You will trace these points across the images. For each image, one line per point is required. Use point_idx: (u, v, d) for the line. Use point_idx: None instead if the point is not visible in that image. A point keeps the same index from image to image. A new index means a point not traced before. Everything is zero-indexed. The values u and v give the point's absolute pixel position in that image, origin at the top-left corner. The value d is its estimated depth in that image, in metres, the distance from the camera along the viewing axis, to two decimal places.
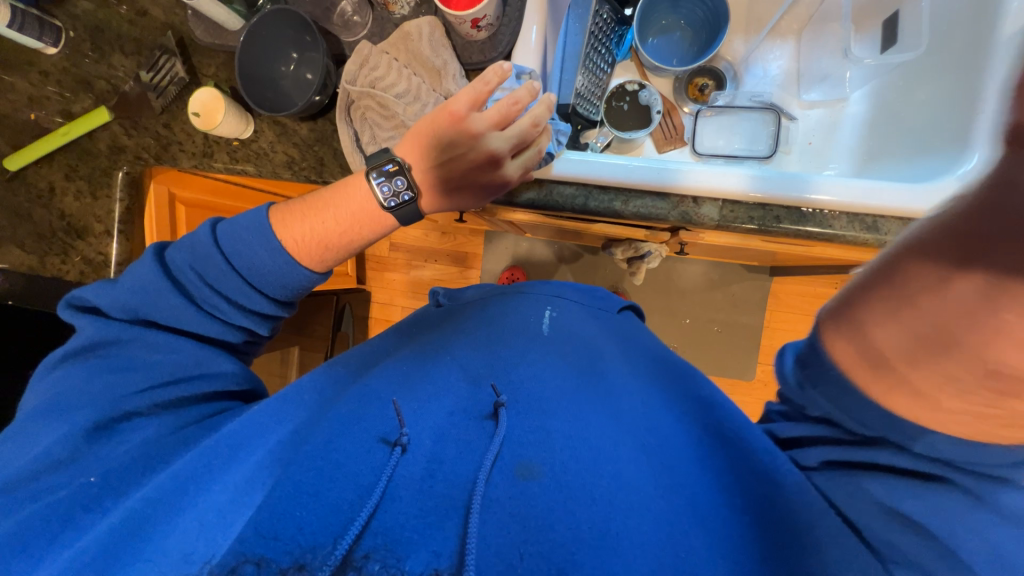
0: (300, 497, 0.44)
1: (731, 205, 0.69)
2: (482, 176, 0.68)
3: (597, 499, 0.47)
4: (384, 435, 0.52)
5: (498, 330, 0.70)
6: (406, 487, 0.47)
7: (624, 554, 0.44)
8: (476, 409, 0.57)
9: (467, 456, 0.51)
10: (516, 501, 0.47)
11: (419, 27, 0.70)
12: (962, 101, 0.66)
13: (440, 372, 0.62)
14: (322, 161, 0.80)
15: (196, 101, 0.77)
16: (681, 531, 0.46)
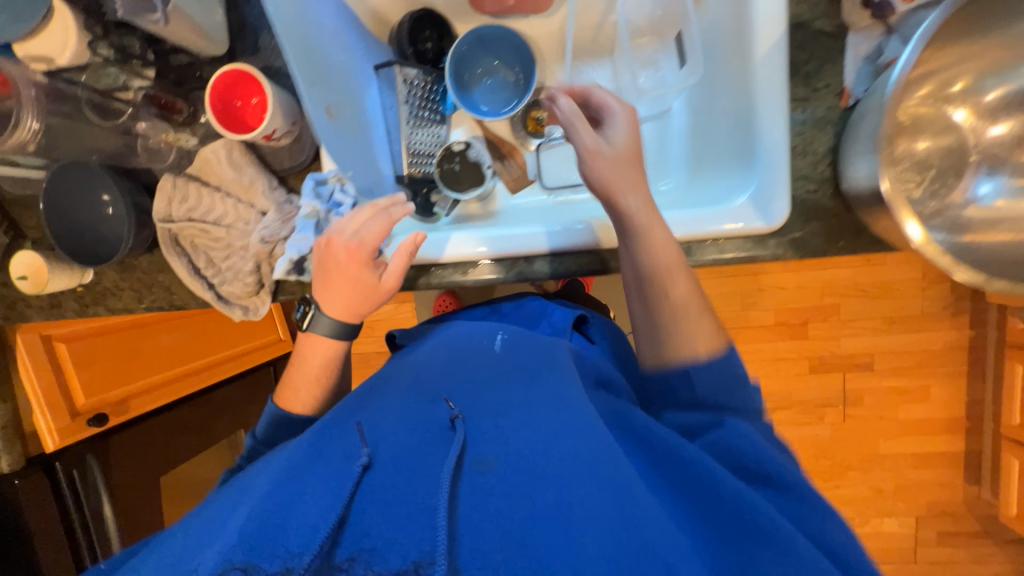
0: (292, 507, 0.40)
1: (560, 258, 0.72)
2: (345, 279, 0.59)
3: (585, 512, 0.41)
4: (344, 452, 0.45)
5: (454, 354, 0.61)
6: (381, 492, 0.42)
7: (592, 558, 0.38)
8: (428, 427, 0.49)
9: (416, 471, 0.43)
10: (482, 501, 0.42)
11: (214, 151, 0.68)
12: (744, 118, 0.69)
13: (378, 398, 0.53)
14: (170, 288, 0.79)
15: (19, 265, 0.75)
16: (639, 519, 0.41)
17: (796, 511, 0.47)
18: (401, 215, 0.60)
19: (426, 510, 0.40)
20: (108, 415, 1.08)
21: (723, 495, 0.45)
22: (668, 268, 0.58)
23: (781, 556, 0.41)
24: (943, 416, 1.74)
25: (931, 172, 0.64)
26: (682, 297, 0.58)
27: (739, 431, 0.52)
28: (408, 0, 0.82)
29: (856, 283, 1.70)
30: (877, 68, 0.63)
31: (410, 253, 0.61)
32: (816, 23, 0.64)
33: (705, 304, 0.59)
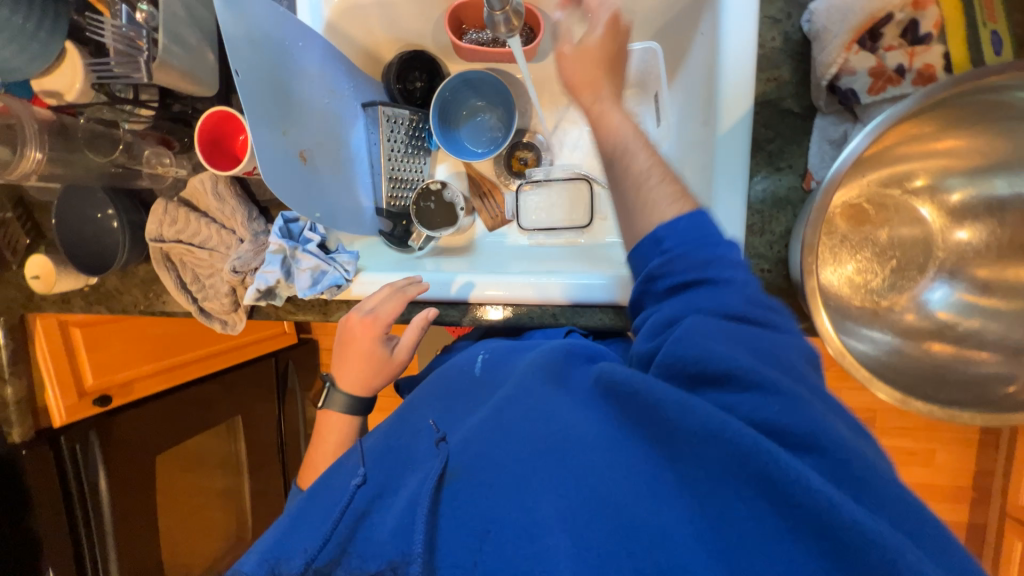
0: (291, 532, 0.47)
1: (514, 308, 0.74)
2: (360, 353, 0.68)
3: (553, 514, 0.38)
4: (343, 479, 0.51)
5: (446, 387, 0.61)
6: (372, 523, 0.45)
7: (547, 533, 0.36)
8: (411, 451, 0.51)
9: (398, 494, 0.46)
10: (456, 506, 0.41)
11: (202, 182, 0.74)
12: (705, 188, 0.68)
13: (370, 437, 0.58)
14: (163, 296, 0.85)
15: (35, 266, 0.83)
16: (601, 486, 0.38)
17: (820, 437, 0.36)
18: (415, 292, 0.69)
19: (401, 527, 0.42)
20: (111, 396, 1.18)
21: (709, 437, 0.36)
22: (659, 236, 0.47)
23: (775, 500, 0.33)
24: (946, 483, 1.57)
25: (891, 263, 0.62)
26: (687, 244, 0.46)
27: (719, 325, 0.41)
28: (401, 41, 0.85)
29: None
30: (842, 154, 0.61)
31: (421, 327, 0.70)
32: (784, 101, 0.63)
33: (716, 237, 0.46)
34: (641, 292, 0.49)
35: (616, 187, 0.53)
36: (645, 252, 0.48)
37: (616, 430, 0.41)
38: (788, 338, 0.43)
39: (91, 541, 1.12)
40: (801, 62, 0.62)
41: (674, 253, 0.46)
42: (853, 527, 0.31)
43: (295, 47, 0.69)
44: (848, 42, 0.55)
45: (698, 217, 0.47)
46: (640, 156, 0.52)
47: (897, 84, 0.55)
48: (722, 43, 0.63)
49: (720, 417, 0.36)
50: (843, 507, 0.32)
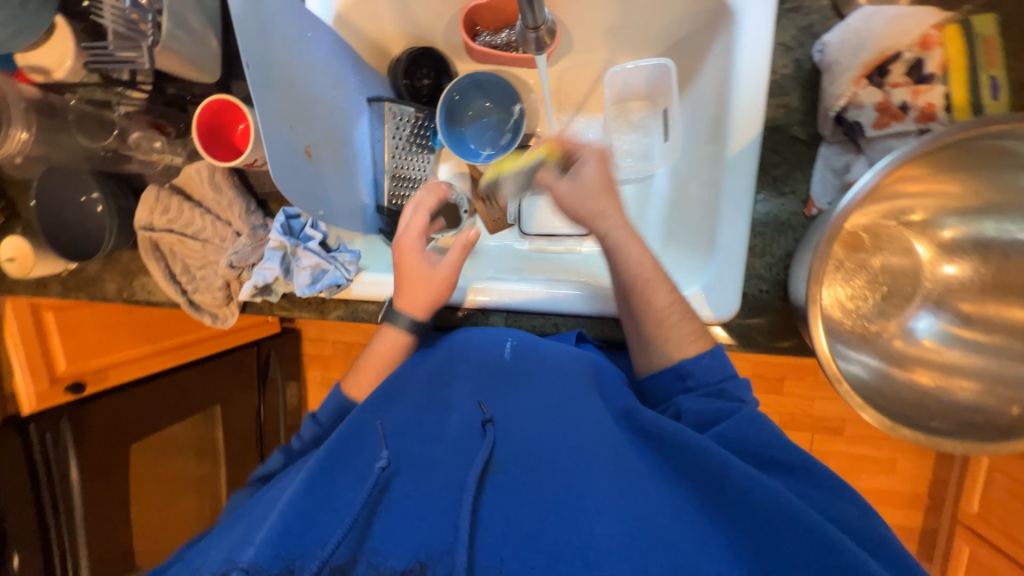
0: (319, 508, 0.53)
1: (515, 316, 0.73)
2: (408, 267, 0.68)
3: (597, 527, 0.49)
4: (371, 459, 0.57)
5: (474, 360, 0.65)
6: (400, 503, 0.53)
7: (599, 548, 0.47)
8: (448, 434, 0.59)
9: (435, 475, 0.55)
10: (510, 505, 0.52)
11: (198, 171, 0.71)
12: (710, 209, 0.70)
13: (395, 408, 0.61)
14: (149, 286, 0.82)
15: (9, 248, 0.79)
16: (649, 515, 0.49)
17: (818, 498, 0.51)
18: (432, 200, 0.73)
19: (450, 510, 0.52)
20: (86, 383, 1.12)
21: (752, 497, 0.48)
22: (687, 371, 0.62)
23: (796, 535, 0.46)
24: (904, 492, 1.56)
25: (881, 291, 0.65)
26: (706, 384, 0.61)
27: (743, 422, 0.56)
28: (411, 36, 0.83)
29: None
30: (843, 183, 0.63)
31: (468, 244, 0.69)
32: (791, 128, 0.65)
33: (733, 374, 0.62)
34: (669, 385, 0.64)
35: (636, 313, 0.64)
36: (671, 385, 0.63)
37: (659, 471, 0.54)
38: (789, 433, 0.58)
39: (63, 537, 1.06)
40: (810, 91, 0.64)
41: (695, 384, 0.61)
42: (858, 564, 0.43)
43: (304, 38, 0.66)
44: (858, 77, 0.57)
45: (717, 352, 0.62)
46: (659, 296, 0.63)
47: (901, 121, 0.57)
48: (737, 66, 0.64)
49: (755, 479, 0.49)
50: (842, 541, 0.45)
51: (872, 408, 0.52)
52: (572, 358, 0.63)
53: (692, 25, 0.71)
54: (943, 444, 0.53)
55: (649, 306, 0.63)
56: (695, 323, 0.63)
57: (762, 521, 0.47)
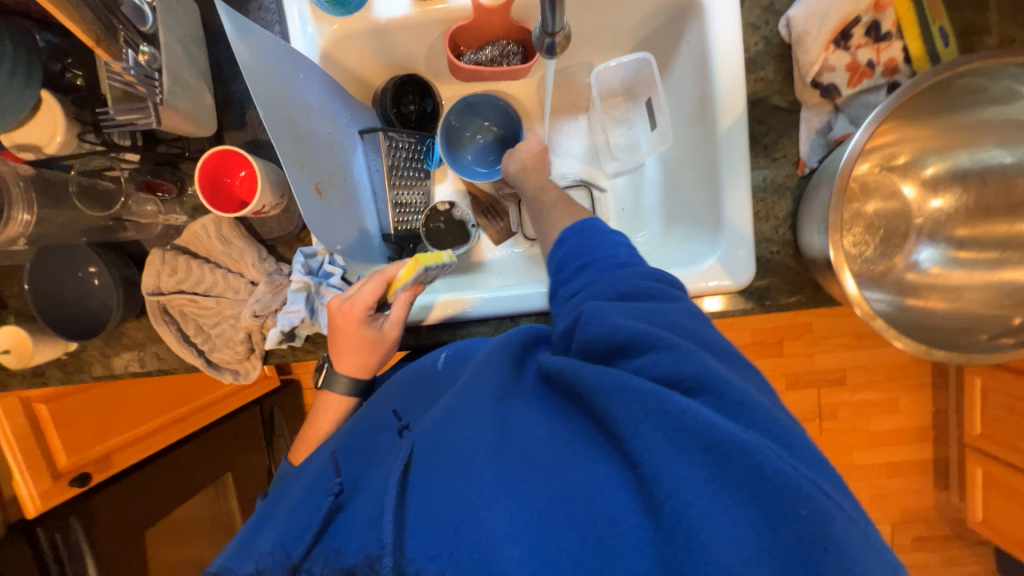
0: (260, 546, 0.48)
1: (543, 317, 0.75)
2: (356, 335, 0.65)
3: (495, 488, 0.38)
4: (308, 492, 0.51)
5: (417, 383, 0.60)
6: (331, 526, 0.45)
7: (492, 511, 0.37)
8: (379, 445, 0.53)
9: (364, 493, 0.47)
10: (421, 488, 0.42)
11: (204, 227, 0.70)
12: (709, 184, 0.73)
13: (329, 445, 0.58)
14: (160, 356, 0.78)
15: (4, 340, 0.74)
16: (540, 458, 0.40)
17: (703, 383, 0.39)
18: (395, 271, 0.65)
19: (370, 527, 0.42)
20: (91, 473, 1.03)
21: (641, 404, 0.37)
22: (562, 241, 0.58)
23: (673, 434, 0.36)
24: (912, 428, 1.61)
25: (879, 234, 0.70)
26: (585, 245, 0.56)
27: (614, 308, 0.46)
28: (392, 66, 0.85)
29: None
30: (827, 141, 0.68)
31: (409, 300, 0.66)
32: (771, 98, 0.70)
33: (611, 239, 0.55)
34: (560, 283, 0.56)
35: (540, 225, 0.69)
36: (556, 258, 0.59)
37: (549, 412, 0.44)
38: (690, 307, 0.48)
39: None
40: (781, 63, 0.69)
41: (576, 253, 0.56)
42: (754, 463, 0.34)
43: (297, 79, 0.67)
44: (826, 43, 0.63)
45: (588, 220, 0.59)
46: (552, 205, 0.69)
47: (870, 76, 0.64)
48: (711, 50, 0.69)
49: (622, 384, 0.38)
50: (741, 439, 0.35)
51: (904, 337, 0.56)
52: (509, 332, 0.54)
53: (659, 19, 0.76)
54: (978, 359, 0.56)
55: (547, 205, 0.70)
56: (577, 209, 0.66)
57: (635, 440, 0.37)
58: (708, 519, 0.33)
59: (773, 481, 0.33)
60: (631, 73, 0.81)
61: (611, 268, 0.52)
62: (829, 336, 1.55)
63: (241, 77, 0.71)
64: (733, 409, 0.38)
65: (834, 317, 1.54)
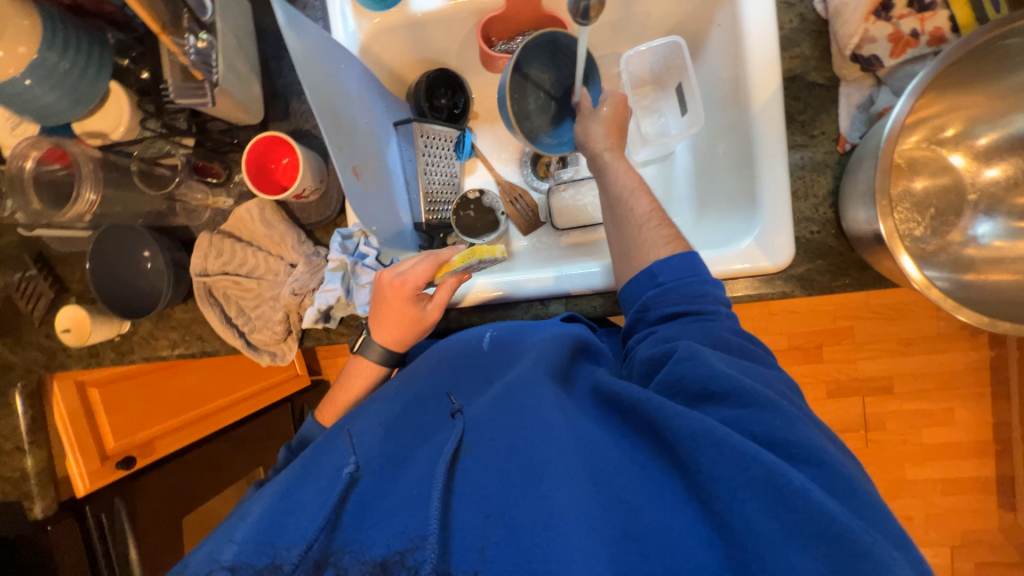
0: (282, 519, 0.47)
1: (573, 300, 0.75)
2: (402, 311, 0.65)
3: (564, 504, 0.42)
4: (335, 465, 0.51)
5: (457, 368, 0.60)
6: (364, 501, 0.48)
7: (563, 529, 0.40)
8: (422, 426, 0.54)
9: (405, 469, 0.49)
10: (480, 485, 0.45)
11: (248, 210, 0.73)
12: (744, 166, 0.72)
13: (368, 408, 0.59)
14: (202, 336, 0.81)
15: (65, 318, 0.80)
16: (613, 481, 0.43)
17: (792, 437, 0.43)
18: (450, 256, 0.64)
19: (416, 502, 0.45)
20: (135, 458, 1.01)
21: (727, 454, 0.41)
22: (655, 271, 0.58)
23: (744, 479, 0.40)
24: (969, 441, 1.48)
25: (930, 211, 0.68)
26: (677, 278, 0.57)
27: (712, 355, 0.49)
28: (425, 61, 0.88)
29: (871, 303, 1.43)
30: (869, 116, 0.66)
31: (455, 286, 0.65)
32: (808, 75, 0.69)
33: (704, 282, 0.57)
34: (639, 317, 0.59)
35: (620, 225, 0.64)
36: (641, 283, 0.59)
37: (621, 438, 0.48)
38: (773, 371, 0.52)
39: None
40: (818, 39, 0.68)
41: (668, 285, 0.57)
42: (831, 518, 0.37)
43: (338, 69, 0.70)
44: (866, 14, 0.62)
45: (687, 255, 0.58)
46: (642, 202, 0.64)
47: (915, 45, 0.62)
48: (745, 29, 0.68)
49: (714, 428, 0.42)
50: (814, 496, 0.38)
51: (965, 310, 0.54)
52: (555, 336, 0.57)
53: (692, 3, 0.76)
54: None
55: (636, 214, 0.64)
56: (671, 229, 0.62)
57: (714, 478, 0.41)
58: (774, 557, 0.37)
59: (835, 532, 0.37)
60: (660, 59, 0.81)
61: (710, 314, 0.55)
62: (872, 342, 1.46)
63: (286, 70, 0.75)
64: (812, 466, 0.42)
65: (881, 321, 1.45)
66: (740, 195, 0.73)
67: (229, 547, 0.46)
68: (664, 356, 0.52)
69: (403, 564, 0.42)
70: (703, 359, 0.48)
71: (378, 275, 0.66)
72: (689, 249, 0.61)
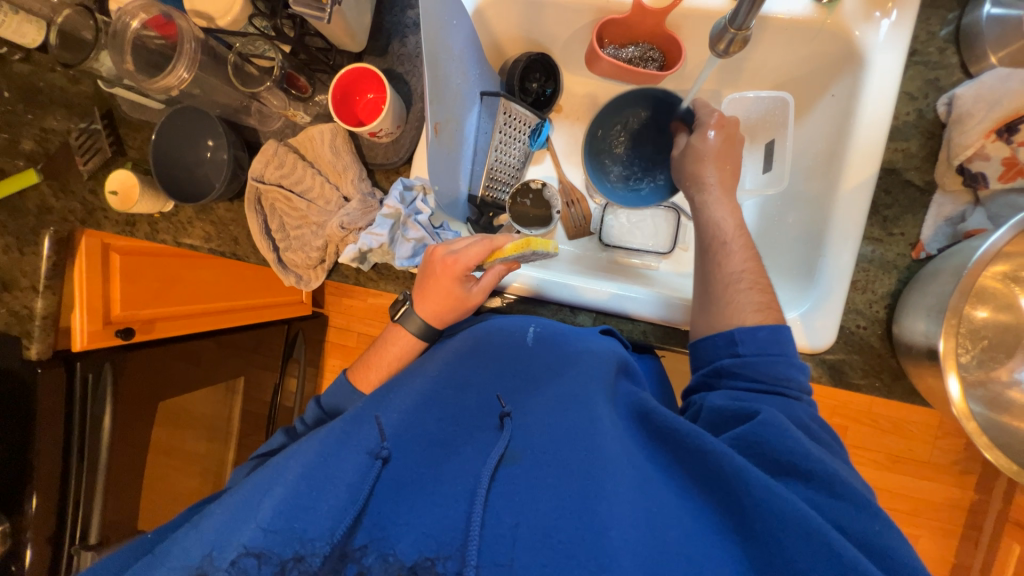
0: (306, 489, 0.46)
1: (602, 317, 0.74)
2: (446, 289, 0.65)
3: (620, 534, 0.42)
4: (367, 443, 0.51)
5: (508, 369, 0.62)
6: (397, 483, 0.48)
7: (616, 562, 0.40)
8: (470, 420, 0.55)
9: (448, 463, 0.50)
10: (528, 497, 0.45)
11: (321, 133, 0.74)
12: (813, 245, 0.71)
13: (410, 386, 0.60)
14: (237, 239, 0.82)
15: (115, 181, 0.80)
16: (668, 526, 0.43)
17: (845, 521, 0.43)
18: (504, 243, 0.63)
19: (461, 499, 0.46)
20: (135, 331, 1.00)
21: (791, 523, 0.41)
22: (738, 339, 0.58)
23: (811, 552, 0.40)
24: None
25: (982, 342, 0.68)
26: (758, 352, 0.57)
27: (792, 427, 0.50)
28: (529, 41, 0.87)
29: (872, 411, 1.41)
30: (954, 232, 0.65)
31: (502, 274, 0.65)
32: (906, 172, 0.67)
33: (790, 364, 0.56)
34: (707, 381, 0.60)
35: (706, 277, 0.64)
36: (718, 347, 0.59)
37: (673, 481, 0.48)
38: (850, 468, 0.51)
39: (79, 498, 0.89)
40: (928, 140, 0.67)
41: (748, 359, 0.56)
42: None
43: (450, 24, 0.70)
44: (988, 130, 0.61)
45: (779, 330, 0.58)
46: (734, 259, 0.64)
47: None
48: (859, 110, 0.67)
49: (780, 497, 0.43)
50: None
51: (990, 448, 0.54)
52: (601, 352, 0.61)
53: (811, 66, 0.74)
54: None
55: (723, 269, 0.64)
56: (763, 296, 0.61)
57: (784, 548, 0.41)
58: None
59: None
60: (760, 110, 0.79)
61: (783, 394, 0.55)
62: (862, 449, 1.44)
63: (397, 9, 0.75)
64: (874, 557, 0.42)
65: (877, 432, 1.43)
66: (798, 272, 0.72)
67: (252, 531, 0.44)
68: (732, 412, 0.53)
69: (432, 570, 0.41)
70: (756, 430, 0.49)
71: (431, 250, 0.66)
72: (780, 321, 0.60)
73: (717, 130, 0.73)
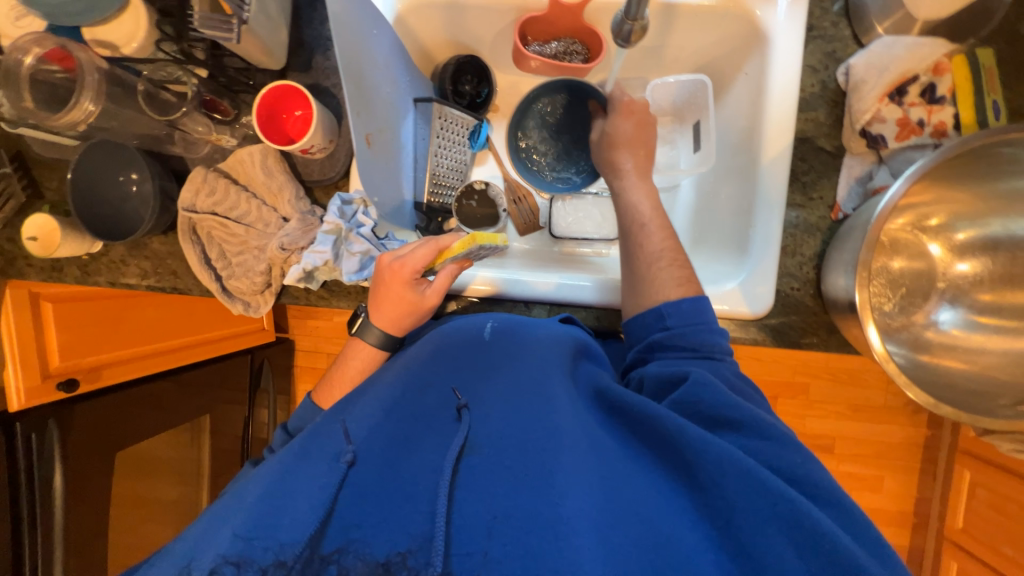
0: (268, 506, 0.45)
1: (557, 308, 0.75)
2: (398, 295, 0.65)
3: (579, 504, 0.44)
4: (331, 451, 0.50)
5: (466, 359, 0.61)
6: (364, 485, 0.48)
7: (574, 533, 0.42)
8: (431, 414, 0.55)
9: (411, 457, 0.50)
10: (492, 483, 0.46)
11: (251, 154, 0.72)
12: (744, 214, 0.74)
13: (369, 391, 0.58)
14: (176, 272, 0.79)
15: (33, 226, 0.76)
16: (623, 491, 0.46)
17: (774, 460, 0.47)
18: (450, 242, 0.63)
19: (426, 496, 0.46)
20: (79, 381, 0.95)
21: (734, 471, 0.44)
22: (664, 312, 0.60)
23: (754, 493, 0.43)
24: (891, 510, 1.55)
25: (901, 290, 0.76)
26: (684, 324, 0.59)
27: (719, 384, 0.53)
28: (456, 44, 0.88)
29: (828, 366, 1.50)
30: (865, 191, 0.70)
31: (455, 273, 0.64)
32: (818, 140, 0.72)
33: (711, 330, 0.59)
34: (640, 356, 0.62)
35: (631, 257, 0.67)
36: (648, 321, 0.62)
37: (629, 448, 0.50)
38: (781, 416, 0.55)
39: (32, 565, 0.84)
40: (833, 108, 0.72)
41: (675, 331, 0.59)
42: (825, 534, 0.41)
43: (370, 34, 0.70)
44: (881, 95, 0.66)
45: (697, 300, 0.61)
46: (653, 239, 0.67)
47: (919, 134, 0.67)
48: (770, 83, 0.71)
49: (724, 450, 0.45)
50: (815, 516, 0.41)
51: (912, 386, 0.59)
52: (558, 336, 0.61)
53: (724, 47, 0.78)
54: (983, 420, 0.60)
55: (661, 248, 0.66)
56: (682, 271, 0.64)
57: (729, 496, 0.44)
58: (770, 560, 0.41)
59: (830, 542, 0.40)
60: (684, 94, 0.82)
61: (711, 357, 0.58)
62: (823, 403, 1.52)
63: (315, 23, 0.74)
64: (801, 486, 0.46)
65: (835, 385, 1.51)
66: (735, 241, 0.76)
67: (228, 539, 0.43)
68: (664, 378, 0.56)
69: (405, 565, 0.43)
70: (694, 390, 0.52)
71: (377, 260, 0.66)
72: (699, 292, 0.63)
73: (629, 116, 0.76)
